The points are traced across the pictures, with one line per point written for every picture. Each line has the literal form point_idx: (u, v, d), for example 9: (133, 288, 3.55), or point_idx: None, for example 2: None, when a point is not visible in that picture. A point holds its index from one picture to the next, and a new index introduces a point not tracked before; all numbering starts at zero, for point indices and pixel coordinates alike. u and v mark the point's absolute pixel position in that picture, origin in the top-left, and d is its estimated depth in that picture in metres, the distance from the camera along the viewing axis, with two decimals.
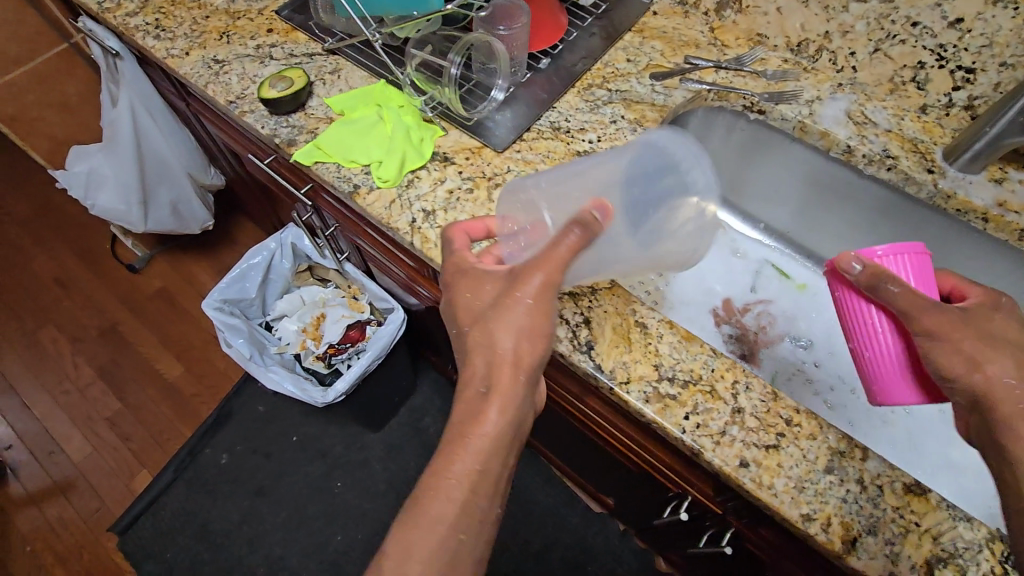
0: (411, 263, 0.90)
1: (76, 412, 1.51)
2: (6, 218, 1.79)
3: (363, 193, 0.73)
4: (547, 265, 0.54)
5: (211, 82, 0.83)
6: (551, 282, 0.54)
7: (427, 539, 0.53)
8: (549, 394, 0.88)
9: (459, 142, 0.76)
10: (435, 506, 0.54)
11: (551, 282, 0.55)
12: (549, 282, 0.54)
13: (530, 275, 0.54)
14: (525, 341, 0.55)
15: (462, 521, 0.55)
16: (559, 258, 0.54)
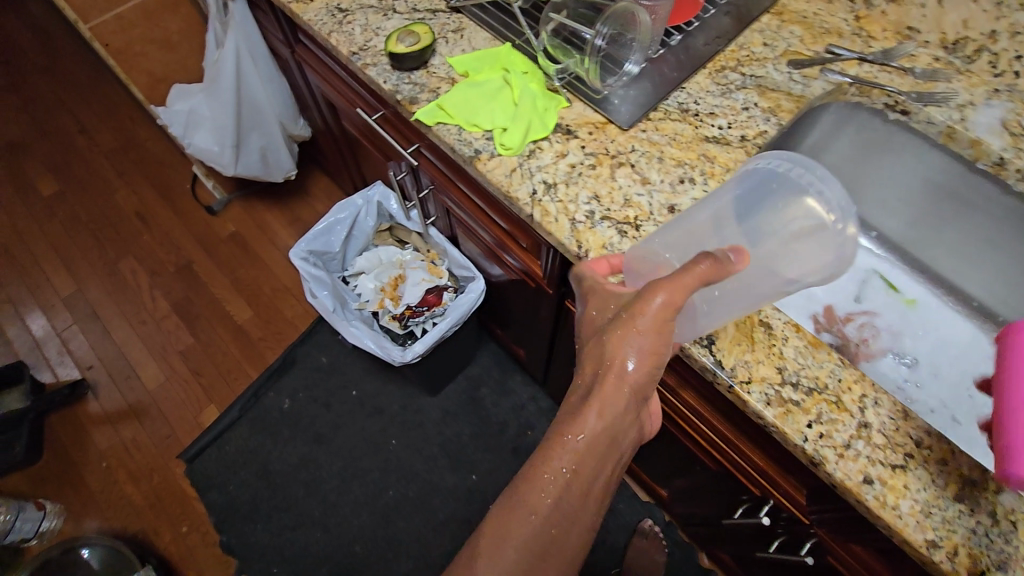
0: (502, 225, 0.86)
1: (151, 342, 1.58)
2: (94, 150, 1.86)
3: (484, 159, 0.71)
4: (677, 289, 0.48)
5: (336, 31, 0.82)
6: (675, 303, 0.48)
7: (541, 519, 0.52)
8: None
9: (582, 116, 0.74)
10: (571, 504, 0.52)
11: (672, 304, 0.49)
12: (670, 304, 0.48)
13: (650, 296, 0.49)
14: (643, 365, 0.51)
15: (584, 512, 0.54)
16: (692, 283, 0.47)
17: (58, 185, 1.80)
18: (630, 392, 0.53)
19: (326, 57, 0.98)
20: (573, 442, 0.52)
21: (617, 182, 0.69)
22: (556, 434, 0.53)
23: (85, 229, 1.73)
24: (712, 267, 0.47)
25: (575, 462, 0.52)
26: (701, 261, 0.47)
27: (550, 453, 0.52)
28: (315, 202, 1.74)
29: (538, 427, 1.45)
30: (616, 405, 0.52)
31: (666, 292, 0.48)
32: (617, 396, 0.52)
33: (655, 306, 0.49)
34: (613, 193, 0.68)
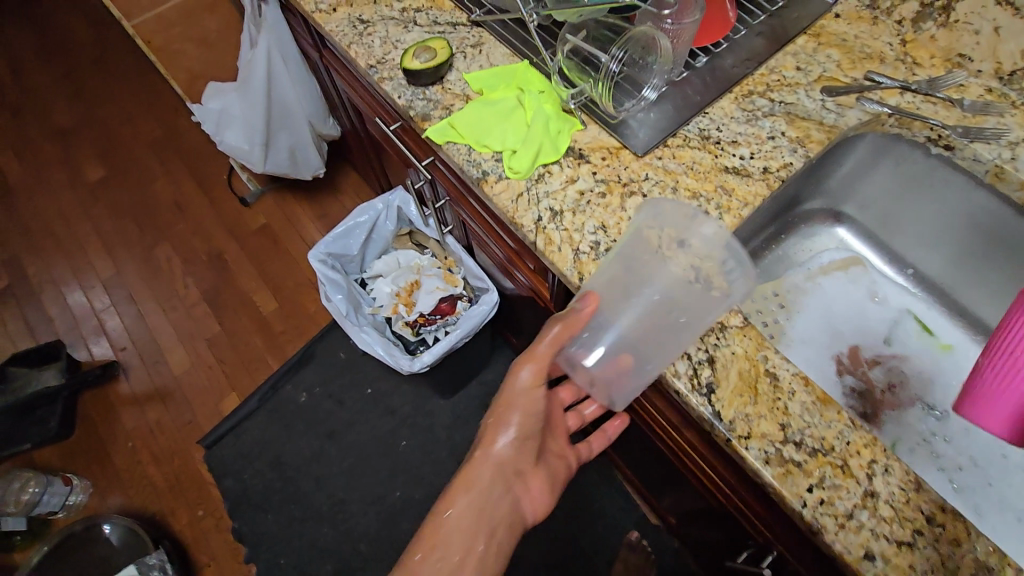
0: (512, 244, 0.84)
1: (180, 328, 1.63)
2: (138, 138, 1.93)
3: (491, 182, 0.70)
4: (537, 357, 0.66)
5: (355, 42, 0.81)
6: (536, 366, 0.66)
7: None
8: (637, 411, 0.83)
9: (597, 140, 0.71)
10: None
11: (536, 369, 0.66)
12: (533, 369, 0.66)
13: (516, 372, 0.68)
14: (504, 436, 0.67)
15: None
16: (545, 351, 0.65)
17: (104, 172, 1.88)
18: (495, 466, 0.67)
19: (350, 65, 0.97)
20: (442, 516, 0.64)
21: (626, 212, 0.67)
22: (435, 516, 0.64)
23: (126, 215, 1.81)
24: (562, 327, 0.61)
25: (445, 539, 0.62)
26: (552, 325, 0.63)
27: (430, 533, 0.63)
28: (343, 199, 1.76)
29: None
30: (482, 481, 0.66)
31: (529, 359, 0.66)
32: (481, 473, 0.66)
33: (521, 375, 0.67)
34: (622, 224, 0.66)
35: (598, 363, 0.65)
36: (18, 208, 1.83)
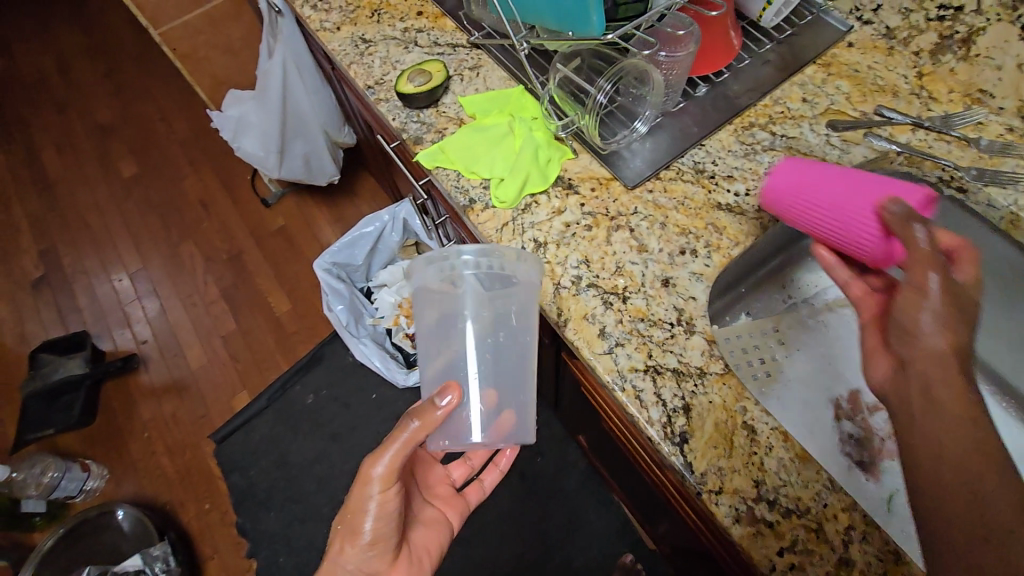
0: None
1: (199, 324, 1.69)
2: (171, 136, 2.00)
3: (477, 210, 0.69)
4: (389, 456, 0.57)
5: (355, 62, 0.82)
6: (392, 469, 0.58)
7: None
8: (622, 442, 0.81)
9: (587, 170, 0.70)
10: None
11: (391, 468, 0.58)
12: (387, 470, 0.58)
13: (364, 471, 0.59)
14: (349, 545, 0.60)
15: None
16: (400, 448, 0.57)
17: (137, 168, 1.95)
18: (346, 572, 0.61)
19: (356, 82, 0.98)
20: None
21: (611, 247, 0.65)
22: None
23: (154, 211, 1.87)
24: (422, 423, 0.56)
25: None
26: (410, 419, 0.56)
27: None
28: (359, 204, 1.78)
29: (548, 455, 1.42)
30: None
31: (381, 460, 0.58)
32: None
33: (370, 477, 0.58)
34: (606, 259, 0.64)
35: (478, 430, 0.61)
36: (56, 201, 1.92)
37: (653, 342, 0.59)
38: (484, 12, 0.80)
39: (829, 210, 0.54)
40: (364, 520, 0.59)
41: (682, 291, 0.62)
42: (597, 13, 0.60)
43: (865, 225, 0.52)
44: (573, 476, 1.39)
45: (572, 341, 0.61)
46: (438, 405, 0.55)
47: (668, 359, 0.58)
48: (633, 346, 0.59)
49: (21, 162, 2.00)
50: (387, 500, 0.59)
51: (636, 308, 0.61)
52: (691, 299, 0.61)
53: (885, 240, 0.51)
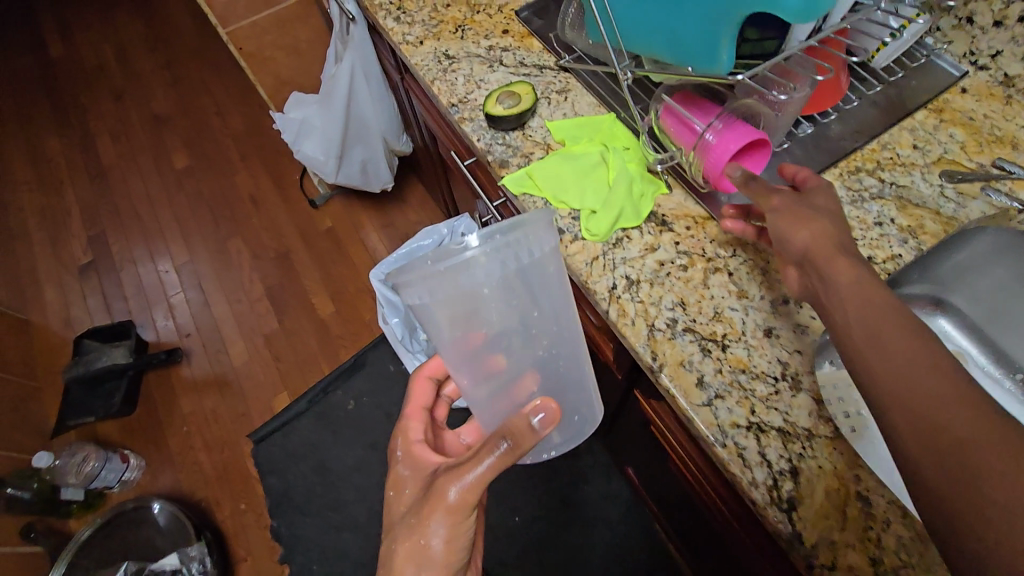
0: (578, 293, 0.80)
1: (242, 320, 1.69)
2: (225, 131, 2.02)
3: (566, 240, 0.67)
4: (468, 485, 0.56)
5: (438, 78, 0.80)
6: (468, 498, 0.56)
7: None
8: (690, 485, 0.80)
9: (681, 207, 0.68)
10: None
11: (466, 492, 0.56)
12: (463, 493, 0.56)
13: (443, 492, 0.57)
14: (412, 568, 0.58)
15: None
16: (481, 480, 0.56)
17: (189, 161, 1.97)
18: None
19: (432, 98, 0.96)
20: None
21: (708, 290, 0.62)
22: None
23: (204, 205, 1.89)
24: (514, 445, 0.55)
25: None
26: (496, 441, 0.56)
27: None
28: (408, 211, 1.78)
29: (589, 480, 1.39)
30: None
31: (458, 488, 0.56)
32: None
33: (447, 500, 0.56)
34: (703, 302, 0.62)
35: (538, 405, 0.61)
36: (108, 188, 1.94)
37: (756, 397, 0.56)
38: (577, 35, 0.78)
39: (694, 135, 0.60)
40: (431, 549, 0.58)
41: (787, 344, 0.59)
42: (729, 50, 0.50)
43: (711, 153, 0.58)
44: (613, 504, 1.36)
45: (667, 388, 0.58)
46: (537, 424, 0.55)
47: (773, 417, 0.55)
48: (734, 399, 0.56)
49: (76, 147, 2.03)
50: (456, 529, 0.58)
51: (736, 358, 0.58)
52: (796, 352, 0.58)
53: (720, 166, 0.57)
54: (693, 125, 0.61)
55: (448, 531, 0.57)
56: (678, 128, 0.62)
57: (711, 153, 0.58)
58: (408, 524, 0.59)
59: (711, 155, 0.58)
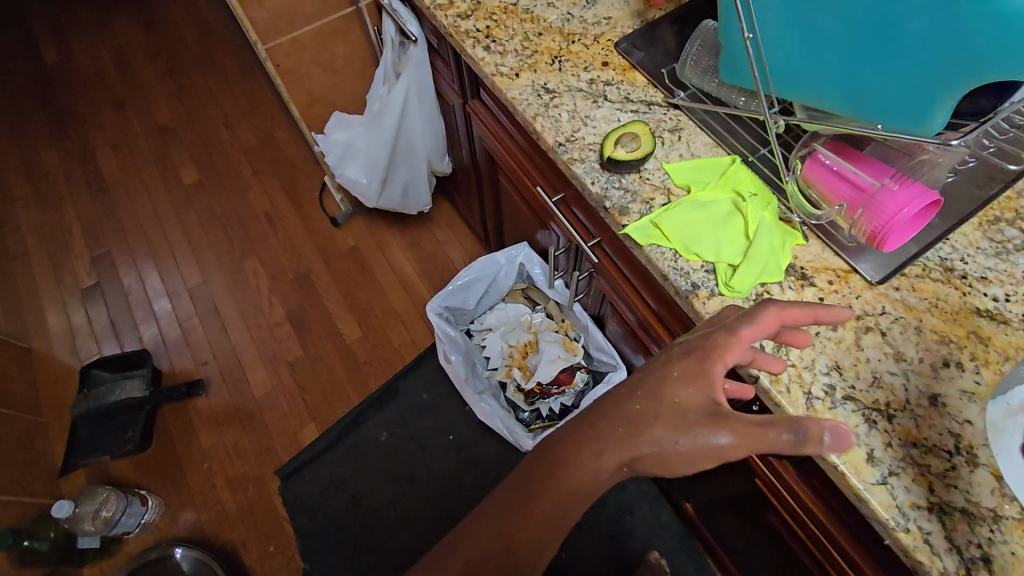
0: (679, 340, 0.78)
1: (262, 347, 1.58)
2: (234, 143, 1.89)
3: (702, 297, 0.63)
4: (747, 437, 0.46)
5: (541, 114, 0.75)
6: None
7: None
8: (789, 541, 0.79)
9: (820, 258, 0.64)
10: None
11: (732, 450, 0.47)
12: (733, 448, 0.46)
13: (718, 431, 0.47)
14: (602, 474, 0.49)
15: None
16: (754, 446, 0.45)
17: (199, 176, 1.85)
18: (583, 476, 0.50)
19: (514, 129, 0.91)
20: None
21: (864, 352, 0.59)
22: None
23: (215, 221, 1.77)
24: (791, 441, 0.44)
25: None
26: (780, 430, 0.44)
27: None
28: (436, 230, 1.70)
29: (636, 513, 1.34)
30: None
31: (735, 435, 0.46)
32: None
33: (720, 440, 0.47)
34: (861, 366, 0.58)
35: None
36: (112, 204, 1.82)
37: (932, 473, 0.53)
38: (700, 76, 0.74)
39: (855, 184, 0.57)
40: (662, 456, 0.48)
41: (955, 414, 0.56)
42: (943, 115, 0.48)
43: (881, 203, 0.55)
44: (665, 537, 1.32)
45: (836, 465, 0.55)
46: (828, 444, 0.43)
47: (955, 496, 0.52)
48: (910, 476, 0.53)
49: (76, 161, 1.90)
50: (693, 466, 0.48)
51: (905, 430, 0.56)
52: (967, 423, 0.56)
53: (895, 217, 0.54)
54: (865, 182, 0.57)
55: (685, 464, 0.48)
56: (830, 176, 0.59)
57: (883, 204, 0.55)
58: (667, 425, 0.48)
59: (880, 204, 0.55)
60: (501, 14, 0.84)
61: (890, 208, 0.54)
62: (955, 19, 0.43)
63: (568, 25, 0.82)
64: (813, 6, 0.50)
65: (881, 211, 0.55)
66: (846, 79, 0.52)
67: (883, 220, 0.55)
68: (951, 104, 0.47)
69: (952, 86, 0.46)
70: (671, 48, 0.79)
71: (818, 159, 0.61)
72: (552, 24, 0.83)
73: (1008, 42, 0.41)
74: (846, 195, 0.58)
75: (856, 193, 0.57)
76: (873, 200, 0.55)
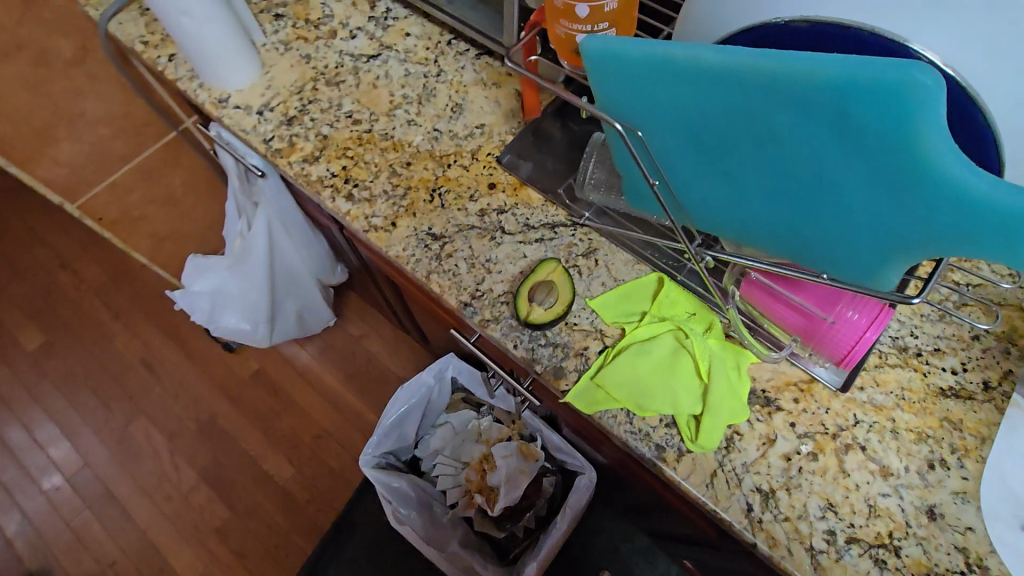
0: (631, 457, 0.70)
1: (180, 521, 1.38)
2: (79, 286, 1.61)
3: (672, 460, 0.55)
4: None
5: (434, 271, 0.64)
6: None
7: None
8: None
9: (779, 374, 0.58)
10: None
11: None
12: None
13: None
14: None
15: None
16: None
17: (46, 337, 1.56)
18: None
19: (388, 265, 0.79)
20: None
21: (851, 478, 0.54)
22: None
23: (82, 386, 1.51)
24: None
25: None
26: None
27: None
28: (348, 327, 1.53)
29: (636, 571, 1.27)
30: None
31: None
32: None
33: None
34: (853, 496, 0.54)
35: None
36: None
37: None
38: (601, 195, 0.66)
39: (804, 313, 0.51)
40: None
41: (956, 523, 0.52)
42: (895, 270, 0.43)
43: (841, 331, 0.49)
44: None
45: None
46: None
47: None
48: None
49: None
50: None
51: (915, 560, 0.51)
52: (970, 531, 0.52)
53: (861, 342, 0.49)
54: (810, 312, 0.50)
55: None
56: (772, 303, 0.53)
57: (843, 332, 0.49)
58: None
59: (841, 331, 0.49)
60: (356, 147, 0.72)
61: (852, 331, 0.49)
62: (901, 191, 0.36)
63: (438, 144, 0.72)
64: (725, 156, 0.43)
65: (845, 337, 0.49)
66: (771, 226, 0.46)
67: (848, 343, 0.49)
68: (903, 262, 0.41)
69: (903, 248, 0.40)
70: (557, 148, 0.71)
71: (756, 286, 0.53)
72: (420, 147, 0.72)
73: (954, 218, 0.36)
74: (798, 324, 0.52)
75: (808, 321, 0.51)
76: (830, 327, 0.49)
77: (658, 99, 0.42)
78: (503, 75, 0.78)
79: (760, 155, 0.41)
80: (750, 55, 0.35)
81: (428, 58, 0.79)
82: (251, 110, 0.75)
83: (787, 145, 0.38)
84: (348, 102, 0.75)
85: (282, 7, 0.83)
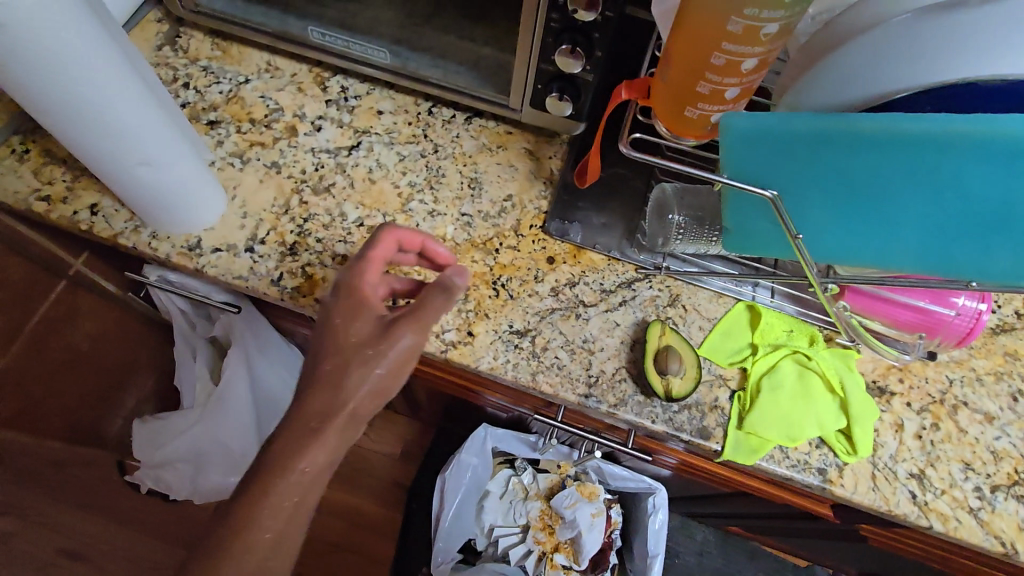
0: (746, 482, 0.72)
1: None
2: None
3: (837, 478, 0.58)
4: None
5: (538, 371, 0.59)
6: None
7: None
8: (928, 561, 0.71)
9: (879, 361, 0.63)
10: None
11: None
12: None
13: None
14: None
15: None
16: None
17: None
18: None
19: (439, 368, 0.71)
20: None
21: (970, 434, 0.60)
22: None
23: None
24: None
25: None
26: None
27: None
28: None
29: None
30: None
31: None
32: None
33: None
34: (979, 450, 0.60)
35: None
36: None
37: None
38: (688, 242, 0.61)
39: (915, 313, 0.56)
40: None
41: None
42: None
43: (951, 318, 0.55)
44: None
45: None
46: None
47: None
48: None
49: None
50: None
51: None
52: None
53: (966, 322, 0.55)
54: (923, 311, 0.55)
55: None
56: (881, 310, 0.57)
57: (951, 319, 0.55)
58: None
59: (951, 317, 0.55)
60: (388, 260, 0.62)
61: (960, 316, 0.55)
62: None
63: (474, 231, 0.64)
64: (882, 208, 0.45)
65: (954, 322, 0.55)
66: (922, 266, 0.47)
67: (956, 325, 0.56)
68: None
69: None
70: (594, 198, 0.66)
71: (861, 299, 0.57)
72: (457, 240, 0.64)
73: None
74: (909, 321, 0.57)
75: (920, 317, 0.56)
76: (940, 319, 0.55)
77: (821, 164, 0.43)
78: (504, 135, 0.70)
79: (930, 203, 0.43)
80: (966, 122, 0.38)
81: (416, 134, 0.69)
82: (238, 249, 0.61)
83: (959, 191, 0.41)
84: (351, 208, 0.64)
85: (214, 110, 0.67)
